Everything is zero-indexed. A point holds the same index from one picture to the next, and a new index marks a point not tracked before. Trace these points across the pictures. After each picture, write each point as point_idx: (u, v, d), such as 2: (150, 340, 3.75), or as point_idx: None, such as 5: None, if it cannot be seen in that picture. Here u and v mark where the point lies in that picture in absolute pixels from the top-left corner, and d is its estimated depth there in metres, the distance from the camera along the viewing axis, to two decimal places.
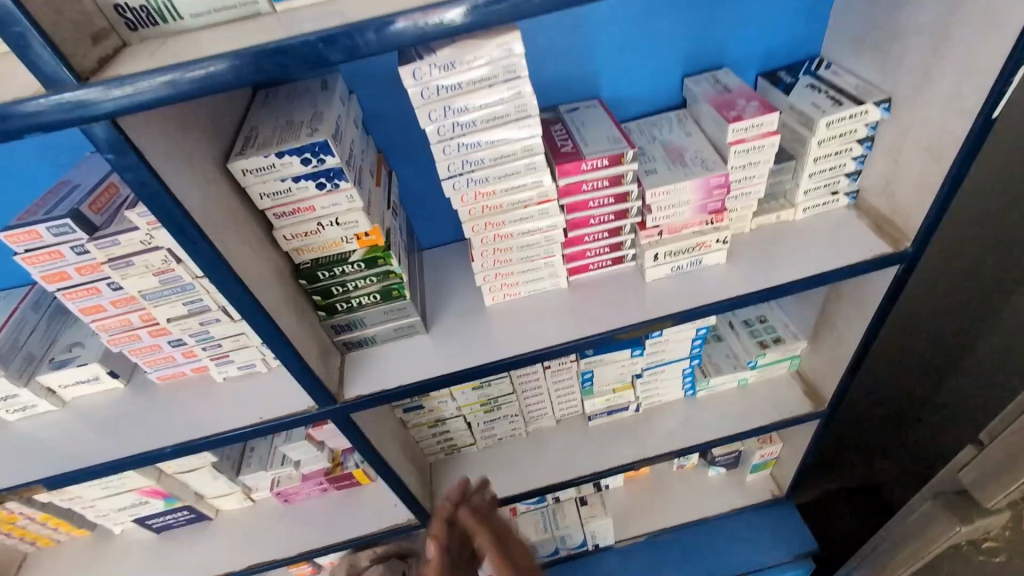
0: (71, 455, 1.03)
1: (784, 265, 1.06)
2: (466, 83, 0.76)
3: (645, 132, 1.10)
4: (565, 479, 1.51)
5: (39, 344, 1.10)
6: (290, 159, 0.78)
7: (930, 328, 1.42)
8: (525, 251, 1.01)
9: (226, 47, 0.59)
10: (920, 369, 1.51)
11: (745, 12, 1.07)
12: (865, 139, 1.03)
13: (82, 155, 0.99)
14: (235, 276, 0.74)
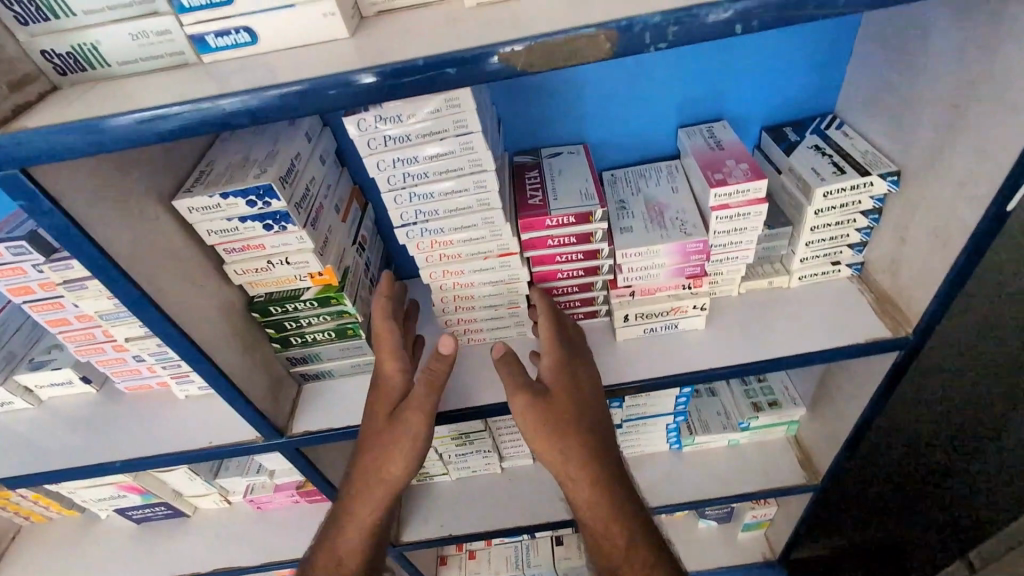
0: (33, 456, 1.07)
1: (768, 338, 0.98)
2: (415, 135, 0.73)
3: (631, 183, 1.04)
4: (535, 522, 1.46)
5: (22, 343, 1.14)
6: (235, 200, 0.76)
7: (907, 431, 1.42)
8: (489, 300, 0.97)
9: (143, 98, 0.57)
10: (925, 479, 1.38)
11: (749, 63, 0.99)
12: (871, 211, 0.94)
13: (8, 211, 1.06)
14: (165, 315, 0.73)
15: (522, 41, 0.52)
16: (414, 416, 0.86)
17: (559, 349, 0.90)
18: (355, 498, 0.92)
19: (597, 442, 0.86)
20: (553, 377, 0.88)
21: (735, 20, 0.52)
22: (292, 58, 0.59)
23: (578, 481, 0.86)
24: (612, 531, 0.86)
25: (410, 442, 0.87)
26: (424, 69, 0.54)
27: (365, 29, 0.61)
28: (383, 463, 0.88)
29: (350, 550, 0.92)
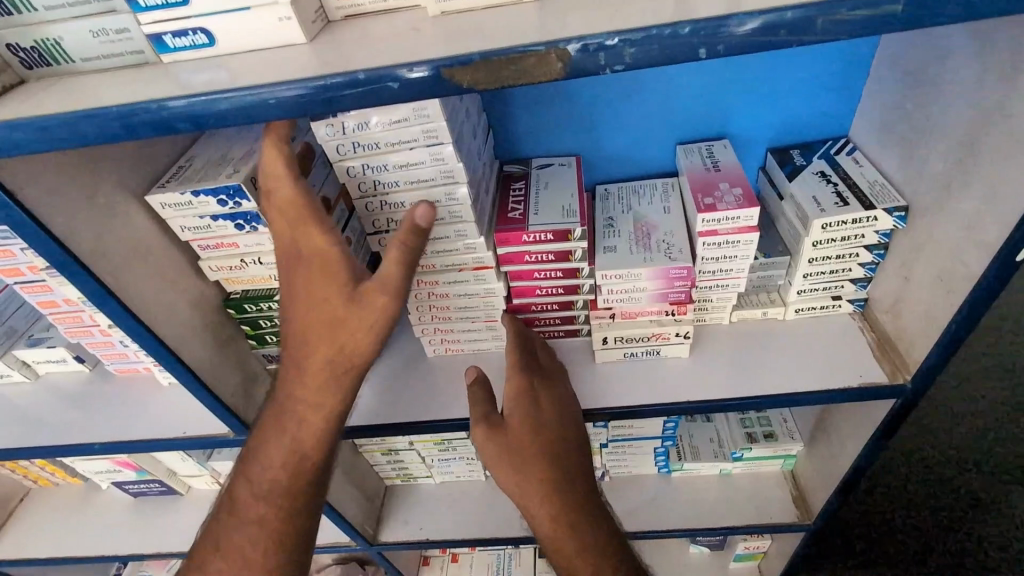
0: (19, 430, 1.09)
1: (757, 372, 0.93)
2: (383, 143, 0.72)
3: (623, 200, 1.00)
4: (515, 534, 1.44)
5: (23, 319, 1.17)
6: (206, 199, 0.76)
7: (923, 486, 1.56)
8: (464, 311, 0.95)
9: (97, 95, 0.57)
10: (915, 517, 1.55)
11: (756, 80, 0.94)
12: (875, 246, 0.87)
13: None
14: (127, 309, 0.74)
15: (469, 56, 0.50)
16: (383, 296, 0.69)
17: (522, 378, 0.85)
18: (311, 386, 0.78)
19: (559, 476, 0.82)
20: (512, 405, 0.84)
21: (698, 43, 0.48)
22: (248, 62, 0.58)
23: (538, 515, 0.83)
24: (576, 569, 0.82)
25: (380, 323, 0.72)
26: (367, 83, 0.52)
27: (326, 35, 0.59)
28: (344, 344, 0.73)
29: (314, 442, 0.82)
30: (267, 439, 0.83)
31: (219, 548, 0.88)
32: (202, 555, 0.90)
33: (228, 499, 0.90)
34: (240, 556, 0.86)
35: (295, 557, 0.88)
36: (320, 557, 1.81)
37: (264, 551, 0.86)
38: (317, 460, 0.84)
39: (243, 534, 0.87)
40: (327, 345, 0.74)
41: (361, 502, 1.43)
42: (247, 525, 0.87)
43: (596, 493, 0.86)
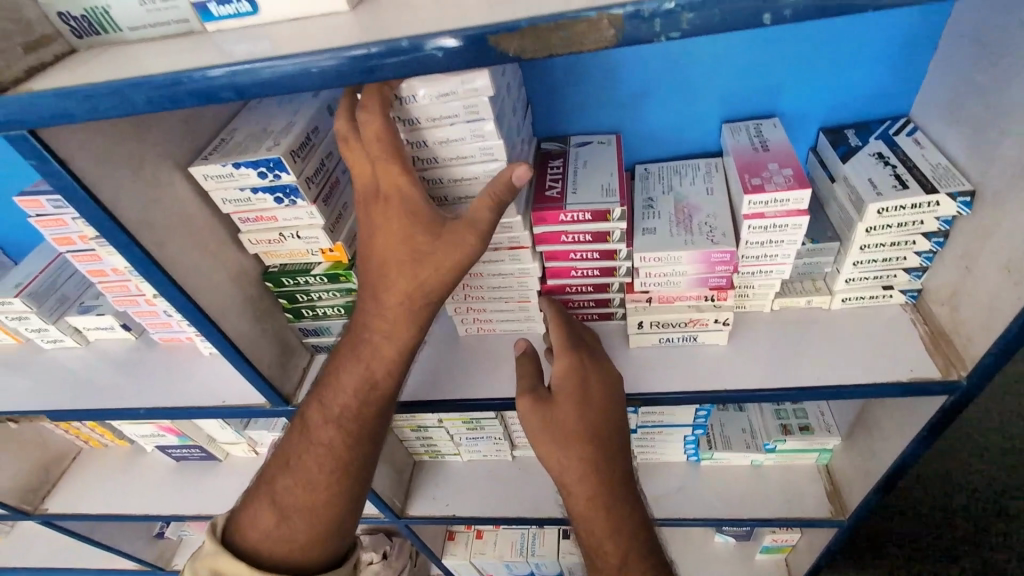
0: (71, 393, 1.14)
1: (799, 361, 0.89)
2: (423, 118, 0.70)
3: (664, 180, 0.97)
4: (540, 515, 1.45)
5: (75, 287, 1.22)
6: (247, 171, 0.77)
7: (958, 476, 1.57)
8: (498, 291, 0.95)
9: (143, 63, 0.57)
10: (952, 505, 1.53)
11: (812, 55, 0.89)
12: (934, 234, 0.82)
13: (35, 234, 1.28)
14: (171, 279, 0.75)
15: (517, 21, 0.48)
16: (469, 236, 0.70)
17: (570, 358, 0.83)
18: (384, 322, 0.79)
19: (599, 458, 0.81)
20: (561, 385, 0.82)
21: (762, 8, 0.45)
22: (290, 30, 0.57)
23: (573, 495, 0.83)
24: (605, 548, 0.83)
25: (463, 263, 0.73)
26: (410, 50, 0.51)
27: (368, 2, 0.58)
28: (420, 282, 0.75)
29: (385, 373, 0.82)
30: (342, 367, 0.84)
31: (289, 464, 0.90)
32: (272, 471, 0.92)
33: (297, 427, 0.90)
34: (308, 479, 0.88)
35: (357, 487, 0.90)
36: None
37: (328, 478, 0.87)
38: (388, 393, 0.84)
39: (308, 460, 0.87)
40: (404, 284, 0.75)
41: (390, 475, 1.45)
42: (315, 449, 0.87)
43: (633, 477, 0.85)
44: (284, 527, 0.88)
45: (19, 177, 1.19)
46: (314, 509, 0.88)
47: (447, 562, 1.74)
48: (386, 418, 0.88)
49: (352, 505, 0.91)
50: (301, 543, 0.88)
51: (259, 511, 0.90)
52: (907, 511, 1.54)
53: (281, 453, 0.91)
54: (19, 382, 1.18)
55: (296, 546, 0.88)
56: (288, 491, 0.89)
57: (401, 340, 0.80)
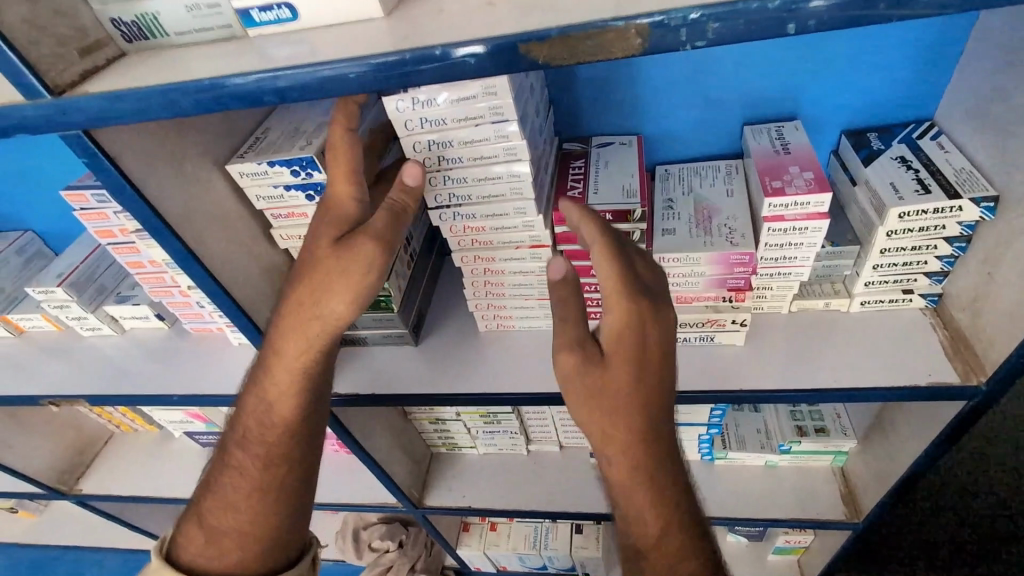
0: (108, 379, 1.19)
1: (817, 363, 0.90)
2: (450, 120, 0.72)
3: (684, 182, 0.98)
4: (553, 509, 1.47)
5: (112, 278, 1.27)
6: (281, 170, 0.80)
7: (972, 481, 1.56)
8: (518, 288, 0.97)
9: (190, 67, 0.60)
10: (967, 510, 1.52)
11: (835, 58, 0.89)
12: (956, 238, 0.82)
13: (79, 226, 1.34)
14: (208, 272, 0.79)
15: (546, 31, 0.50)
16: (368, 244, 0.72)
17: (628, 314, 0.70)
18: (284, 349, 0.80)
19: (647, 427, 0.73)
20: (615, 345, 0.72)
21: (787, 17, 0.46)
22: (328, 36, 0.59)
23: (613, 460, 0.75)
24: (646, 517, 0.77)
25: (359, 275, 0.74)
26: (444, 58, 0.53)
27: (402, 9, 0.61)
28: (321, 301, 0.76)
29: (282, 393, 0.83)
30: (249, 389, 0.86)
31: (216, 484, 0.90)
32: (202, 495, 0.92)
33: (220, 453, 0.92)
34: (230, 500, 0.88)
35: (280, 510, 0.89)
36: (367, 515, 1.91)
37: (247, 497, 0.88)
38: (285, 417, 0.84)
39: (229, 480, 0.89)
40: (306, 302, 0.76)
41: (408, 466, 1.49)
42: (240, 467, 0.88)
43: (677, 443, 0.77)
44: (214, 547, 0.87)
45: (62, 170, 1.24)
46: (239, 529, 0.87)
47: (461, 552, 1.78)
48: (300, 439, 0.87)
49: (280, 526, 0.90)
50: (232, 563, 0.87)
51: (192, 531, 0.90)
52: (922, 515, 1.54)
53: (212, 473, 0.92)
54: (59, 367, 1.23)
55: (223, 568, 0.87)
56: (214, 512, 0.89)
57: (299, 365, 0.81)
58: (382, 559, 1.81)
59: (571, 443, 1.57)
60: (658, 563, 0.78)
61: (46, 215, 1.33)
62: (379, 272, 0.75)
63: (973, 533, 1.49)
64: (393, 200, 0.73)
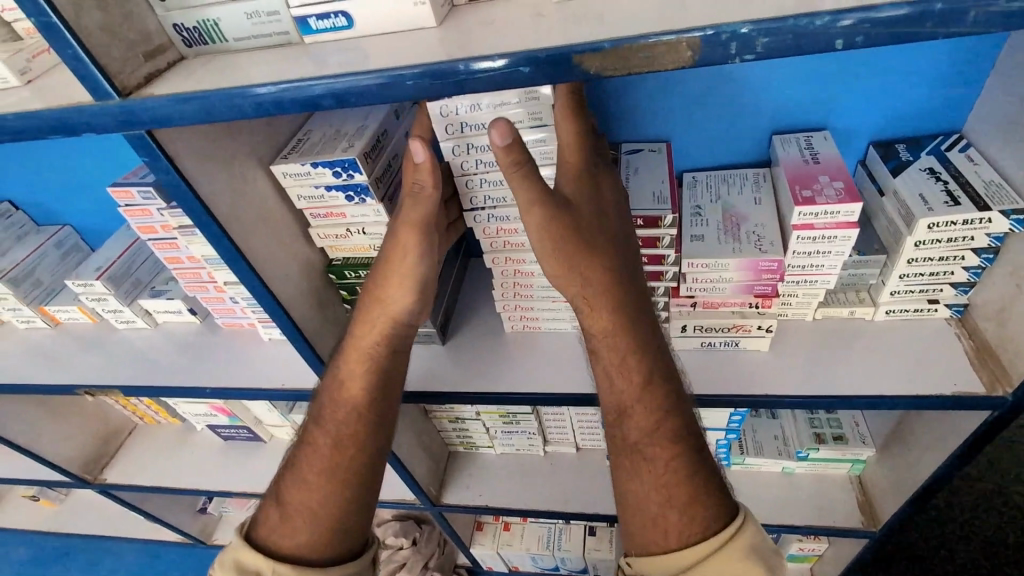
0: (141, 371, 1.22)
1: (842, 370, 0.91)
2: (490, 125, 0.75)
3: (712, 189, 0.99)
4: (568, 509, 1.49)
5: (147, 272, 1.30)
6: (323, 171, 0.82)
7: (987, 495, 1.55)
8: (547, 290, 0.99)
9: (249, 71, 0.63)
10: (982, 525, 1.52)
11: (865, 70, 0.91)
12: (984, 250, 0.83)
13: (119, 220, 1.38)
14: (252, 269, 0.82)
15: (601, 43, 0.52)
16: (405, 231, 0.81)
17: (582, 156, 0.75)
18: (359, 334, 0.90)
19: (615, 265, 0.78)
20: (574, 181, 0.75)
21: (836, 34, 0.48)
22: (382, 44, 0.62)
23: (594, 314, 0.78)
24: (629, 365, 0.76)
25: (405, 261, 0.84)
26: (499, 67, 0.55)
27: (452, 19, 0.63)
28: (383, 287, 0.88)
29: (362, 371, 0.90)
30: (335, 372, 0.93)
31: (293, 467, 0.93)
32: (277, 484, 0.94)
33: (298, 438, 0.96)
34: (303, 478, 0.90)
35: (348, 493, 0.89)
36: (381, 512, 1.93)
37: (318, 476, 0.89)
38: (364, 395, 0.91)
39: (303, 462, 0.92)
40: (372, 288, 0.89)
41: (427, 464, 1.51)
42: (316, 449, 0.91)
43: (650, 296, 0.81)
44: (286, 524, 0.87)
45: (104, 166, 1.28)
46: (309, 510, 0.88)
47: (474, 552, 1.80)
48: (372, 424, 0.91)
49: (347, 515, 0.89)
50: (302, 541, 0.86)
51: (266, 513, 0.91)
52: (937, 528, 1.53)
53: (290, 459, 0.96)
54: (94, 358, 1.27)
55: (290, 550, 0.86)
56: (290, 491, 0.90)
57: (365, 349, 0.90)
58: (394, 556, 1.83)
59: (587, 446, 1.59)
60: (642, 421, 0.75)
61: (85, 208, 1.37)
62: (420, 255, 0.84)
63: (988, 547, 1.49)
64: (414, 183, 0.76)
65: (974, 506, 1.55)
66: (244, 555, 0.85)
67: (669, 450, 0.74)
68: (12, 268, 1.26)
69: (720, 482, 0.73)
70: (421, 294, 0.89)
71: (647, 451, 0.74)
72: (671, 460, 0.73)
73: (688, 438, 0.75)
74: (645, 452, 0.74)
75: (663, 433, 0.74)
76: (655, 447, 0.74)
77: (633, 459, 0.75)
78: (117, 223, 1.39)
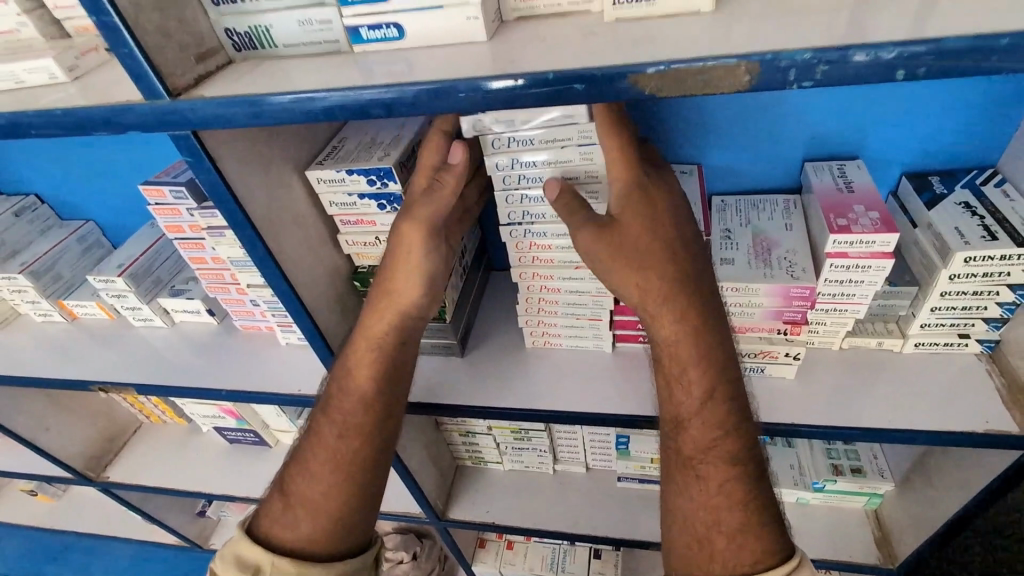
0: (156, 369, 1.21)
1: (871, 402, 0.90)
2: (538, 140, 0.75)
3: (741, 213, 0.99)
4: (576, 531, 1.46)
5: (168, 271, 1.30)
6: (358, 178, 0.82)
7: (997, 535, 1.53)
8: (572, 307, 0.99)
9: (299, 75, 0.64)
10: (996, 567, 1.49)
11: (902, 101, 0.90)
12: (1020, 286, 0.82)
13: (146, 215, 1.38)
14: (281, 272, 0.82)
15: (657, 64, 0.52)
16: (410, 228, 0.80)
17: (631, 174, 0.73)
18: (371, 326, 0.87)
19: (682, 275, 0.75)
20: (624, 205, 0.74)
21: (897, 65, 0.48)
22: (432, 55, 0.62)
23: (659, 314, 0.76)
24: (689, 377, 0.75)
25: (411, 256, 0.82)
26: (551, 83, 0.55)
27: (502, 34, 0.64)
28: (392, 278, 0.84)
29: (371, 368, 0.88)
30: (343, 366, 0.90)
31: (297, 459, 0.92)
32: (284, 475, 0.93)
33: (304, 430, 0.95)
34: (310, 469, 0.89)
35: (351, 490, 0.88)
36: (383, 524, 1.90)
37: (324, 466, 0.88)
38: (371, 388, 0.88)
39: (309, 458, 0.90)
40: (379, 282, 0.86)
41: (435, 477, 1.49)
42: (324, 446, 0.89)
43: (719, 305, 0.77)
44: (289, 515, 0.87)
45: (132, 164, 1.28)
46: (315, 504, 0.87)
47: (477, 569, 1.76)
48: (379, 415, 0.89)
49: (350, 512, 0.88)
50: (304, 532, 0.86)
51: (272, 502, 0.91)
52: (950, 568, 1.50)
53: (296, 451, 0.94)
54: (108, 355, 1.26)
55: (292, 542, 0.85)
56: (295, 483, 0.90)
57: (376, 337, 0.87)
58: (395, 569, 1.78)
59: (598, 466, 1.56)
60: (698, 436, 0.75)
61: (110, 205, 1.38)
62: (427, 252, 0.83)
63: None
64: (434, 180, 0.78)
65: (989, 548, 1.52)
66: (245, 549, 0.84)
67: (724, 472, 0.73)
68: (35, 260, 1.26)
69: (773, 515, 0.72)
70: (431, 287, 0.87)
71: (700, 468, 0.74)
72: (725, 482, 0.72)
73: (746, 461, 0.74)
74: (698, 469, 0.74)
75: (719, 453, 0.73)
76: (709, 466, 0.74)
77: (685, 475, 0.75)
78: (142, 220, 1.39)
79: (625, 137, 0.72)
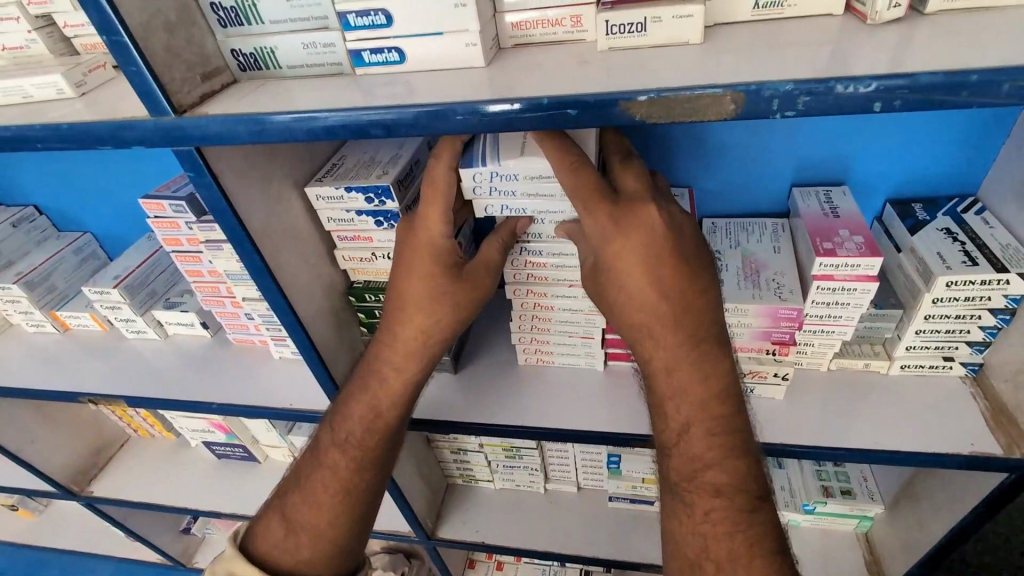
0: (147, 381, 1.20)
1: (859, 423, 0.91)
2: (524, 193, 0.75)
3: (731, 236, 1.01)
4: (567, 551, 1.45)
5: (163, 283, 1.30)
6: (356, 196, 0.84)
7: (987, 559, 1.53)
8: (564, 325, 1.00)
9: (301, 95, 0.66)
10: None
11: (885, 131, 0.94)
12: (1001, 310, 0.84)
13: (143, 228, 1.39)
14: (277, 286, 0.82)
15: (647, 92, 0.54)
16: (482, 274, 0.84)
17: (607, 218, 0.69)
18: (388, 355, 0.87)
19: (685, 314, 0.71)
20: (615, 248, 0.70)
21: (874, 98, 0.51)
22: (432, 78, 0.65)
23: (654, 351, 0.74)
24: (677, 414, 0.74)
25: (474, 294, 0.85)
26: (546, 107, 0.57)
27: (500, 60, 0.66)
28: (420, 311, 0.83)
29: (392, 403, 0.88)
30: (354, 395, 0.90)
31: (297, 482, 0.93)
32: (285, 491, 0.95)
33: (310, 447, 0.95)
34: (309, 496, 0.91)
35: (348, 514, 0.91)
36: (372, 544, 1.87)
37: (325, 493, 0.90)
38: (390, 421, 0.89)
39: (315, 477, 0.91)
40: (401, 317, 0.85)
41: (426, 495, 1.48)
42: (325, 471, 0.91)
43: (726, 339, 0.74)
44: (291, 539, 0.90)
45: (132, 178, 1.30)
46: (314, 527, 0.90)
47: None
48: (385, 445, 0.91)
49: (349, 537, 0.92)
50: (303, 558, 0.89)
51: (270, 522, 0.93)
52: None
53: (297, 471, 0.95)
54: (99, 366, 1.25)
55: (290, 564, 0.89)
56: (296, 507, 0.91)
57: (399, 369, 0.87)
58: None
59: (590, 486, 1.56)
60: (681, 466, 0.74)
61: (108, 217, 1.39)
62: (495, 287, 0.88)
63: None
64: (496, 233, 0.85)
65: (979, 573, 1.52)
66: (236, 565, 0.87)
67: (708, 502, 0.72)
68: (30, 271, 1.26)
69: (771, 540, 0.71)
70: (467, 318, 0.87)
71: (687, 495, 0.74)
72: (710, 511, 0.72)
73: (734, 495, 0.72)
74: (686, 497, 0.74)
75: (705, 484, 0.73)
76: (696, 495, 0.73)
77: (675, 500, 0.76)
78: (139, 232, 1.40)
79: (587, 184, 0.68)
